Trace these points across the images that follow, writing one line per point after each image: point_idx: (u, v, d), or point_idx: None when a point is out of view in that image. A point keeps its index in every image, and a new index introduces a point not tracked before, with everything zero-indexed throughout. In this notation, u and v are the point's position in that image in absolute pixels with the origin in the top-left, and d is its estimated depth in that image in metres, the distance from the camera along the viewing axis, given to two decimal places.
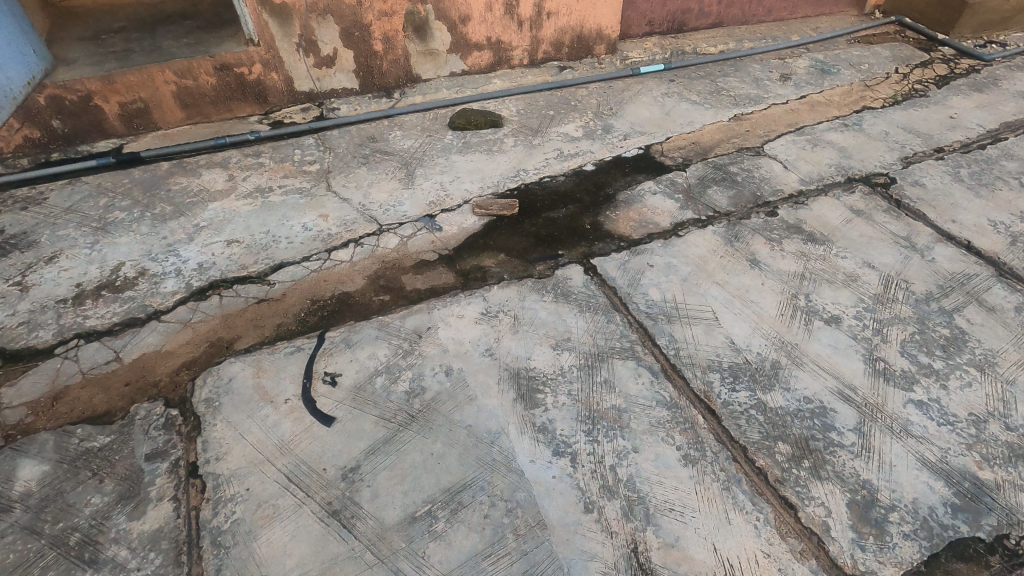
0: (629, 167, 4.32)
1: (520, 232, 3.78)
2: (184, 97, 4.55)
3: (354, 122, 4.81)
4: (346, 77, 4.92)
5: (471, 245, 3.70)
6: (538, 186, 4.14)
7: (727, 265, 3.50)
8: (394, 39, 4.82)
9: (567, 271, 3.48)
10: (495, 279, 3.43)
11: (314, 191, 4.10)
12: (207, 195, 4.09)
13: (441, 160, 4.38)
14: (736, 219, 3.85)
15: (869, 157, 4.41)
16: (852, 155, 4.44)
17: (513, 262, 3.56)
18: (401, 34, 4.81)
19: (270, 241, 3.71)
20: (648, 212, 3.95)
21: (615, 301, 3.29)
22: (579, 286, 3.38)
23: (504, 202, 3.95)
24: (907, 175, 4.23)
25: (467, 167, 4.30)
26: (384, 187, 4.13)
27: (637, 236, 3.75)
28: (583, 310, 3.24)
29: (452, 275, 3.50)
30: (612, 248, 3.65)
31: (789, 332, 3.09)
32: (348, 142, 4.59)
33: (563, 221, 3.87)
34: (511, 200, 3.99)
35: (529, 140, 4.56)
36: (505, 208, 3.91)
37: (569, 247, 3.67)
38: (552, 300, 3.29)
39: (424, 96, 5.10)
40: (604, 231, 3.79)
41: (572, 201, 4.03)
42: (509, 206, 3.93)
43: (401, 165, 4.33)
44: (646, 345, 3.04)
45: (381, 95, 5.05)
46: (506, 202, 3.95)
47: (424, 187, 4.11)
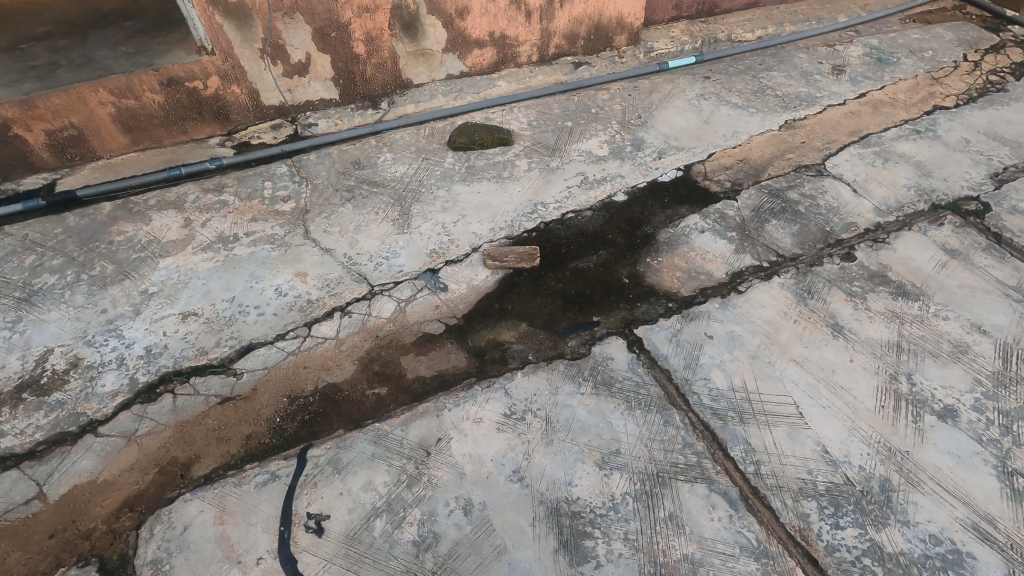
0: (668, 196, 3.60)
1: (544, 291, 3.09)
2: (126, 120, 3.74)
3: (335, 143, 4.03)
4: (324, 87, 4.12)
5: (484, 311, 3.01)
6: (562, 226, 3.43)
7: (804, 335, 2.83)
8: (379, 39, 4.01)
9: (606, 348, 2.81)
10: (518, 363, 2.76)
11: (289, 239, 3.37)
12: (157, 247, 3.34)
13: (442, 192, 3.63)
14: (806, 266, 3.17)
15: (953, 175, 3.70)
16: (932, 172, 3.73)
17: (538, 336, 2.88)
18: (387, 33, 4.00)
19: (236, 313, 3.00)
20: (697, 257, 3.26)
21: (671, 391, 2.63)
22: (624, 371, 2.71)
23: (523, 249, 3.24)
24: (1002, 199, 3.53)
25: (473, 201, 3.57)
26: (374, 231, 3.40)
27: (687, 293, 3.06)
28: (632, 406, 2.57)
29: (463, 356, 2.82)
30: (659, 312, 2.97)
31: (896, 434, 2.45)
32: (329, 169, 3.83)
33: (595, 274, 3.17)
34: (530, 247, 3.28)
35: (545, 162, 3.81)
36: (525, 257, 3.20)
37: (606, 312, 2.98)
38: (592, 392, 2.63)
39: (417, 105, 4.30)
40: (646, 287, 3.11)
41: (604, 244, 3.32)
42: (530, 253, 3.22)
43: (394, 199, 3.59)
44: (717, 460, 2.39)
45: (366, 106, 4.25)
46: (525, 248, 3.24)
47: (422, 231, 3.39)
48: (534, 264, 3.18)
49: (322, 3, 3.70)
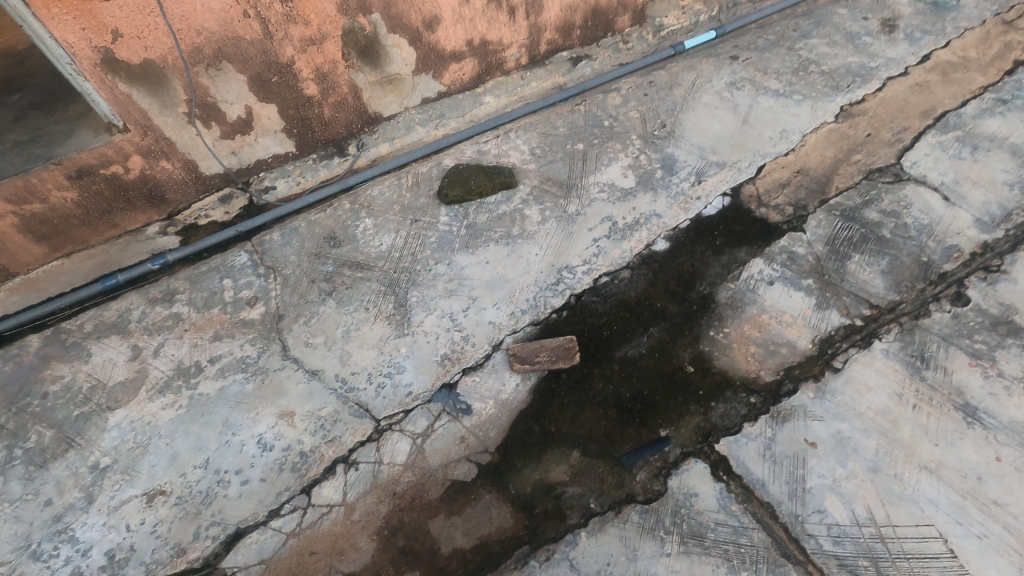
0: (719, 236, 2.91)
1: (592, 399, 2.46)
2: (36, 227, 2.97)
3: (301, 211, 3.28)
4: (275, 141, 3.33)
5: (523, 438, 2.40)
6: (597, 298, 2.77)
7: (930, 427, 2.24)
8: (333, 74, 3.19)
9: (685, 480, 2.22)
10: (577, 516, 2.18)
11: (265, 363, 2.72)
12: (104, 395, 2.70)
13: (442, 267, 2.95)
14: (909, 319, 2.54)
15: None
16: None
17: (596, 470, 2.28)
18: (342, 65, 3.17)
19: (214, 484, 2.40)
20: (771, 322, 2.62)
21: (779, 536, 2.07)
22: (713, 512, 2.14)
23: (555, 342, 2.58)
24: None
25: (481, 276, 2.88)
26: (367, 337, 2.75)
27: (770, 379, 2.45)
28: (736, 567, 2.02)
29: (508, 511, 2.24)
30: (741, 414, 2.36)
31: None
32: (299, 251, 3.12)
33: (651, 365, 2.54)
34: (563, 335, 2.64)
35: (560, 207, 3.09)
36: (559, 353, 2.56)
37: (674, 421, 2.38)
38: (680, 551, 2.07)
39: (392, 144, 3.54)
40: (717, 376, 2.48)
41: (654, 319, 2.68)
42: (565, 347, 2.57)
43: (385, 286, 2.92)
44: None
45: (330, 155, 3.49)
46: (558, 341, 2.59)
47: (427, 328, 2.74)
48: (573, 361, 2.54)
49: (253, 44, 2.88)
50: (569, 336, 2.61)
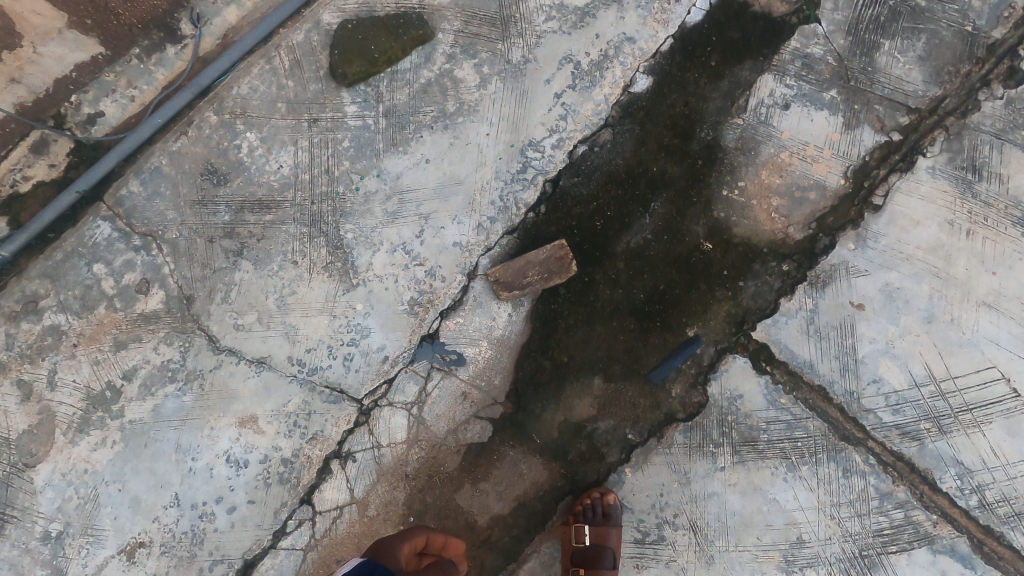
0: (714, 52, 2.18)
1: (602, 312, 2.05)
2: None
3: (153, 140, 2.33)
4: (67, 46, 2.19)
5: (534, 379, 2.04)
6: (577, 179, 2.17)
7: (987, 254, 1.96)
8: None
9: (727, 382, 1.95)
10: (617, 454, 1.95)
11: (196, 364, 2.17)
12: (12, 452, 2.15)
13: (372, 183, 2.24)
14: (956, 120, 2.07)
15: None
16: None
17: (626, 395, 1.98)
18: None
19: (198, 520, 2.09)
20: (794, 161, 2.11)
21: (836, 419, 1.89)
22: (762, 411, 1.92)
23: (542, 255, 2.05)
24: None
25: (426, 184, 2.22)
26: (309, 302, 2.18)
27: (802, 237, 2.05)
28: (796, 464, 1.87)
29: (539, 464, 1.99)
30: (775, 289, 2.01)
31: None
32: (175, 201, 2.30)
33: (661, 252, 2.09)
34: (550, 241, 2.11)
35: (501, 55, 2.24)
36: (551, 268, 2.05)
37: (701, 316, 2.02)
38: (734, 462, 1.89)
39: (241, 5, 2.36)
40: (740, 248, 2.06)
41: (653, 190, 2.14)
42: (556, 259, 2.05)
43: (308, 226, 2.24)
44: (928, 505, 1.82)
45: (159, 44, 2.34)
46: (545, 253, 2.05)
47: (379, 271, 2.17)
48: (569, 272, 2.05)
49: None
50: (557, 243, 2.06)
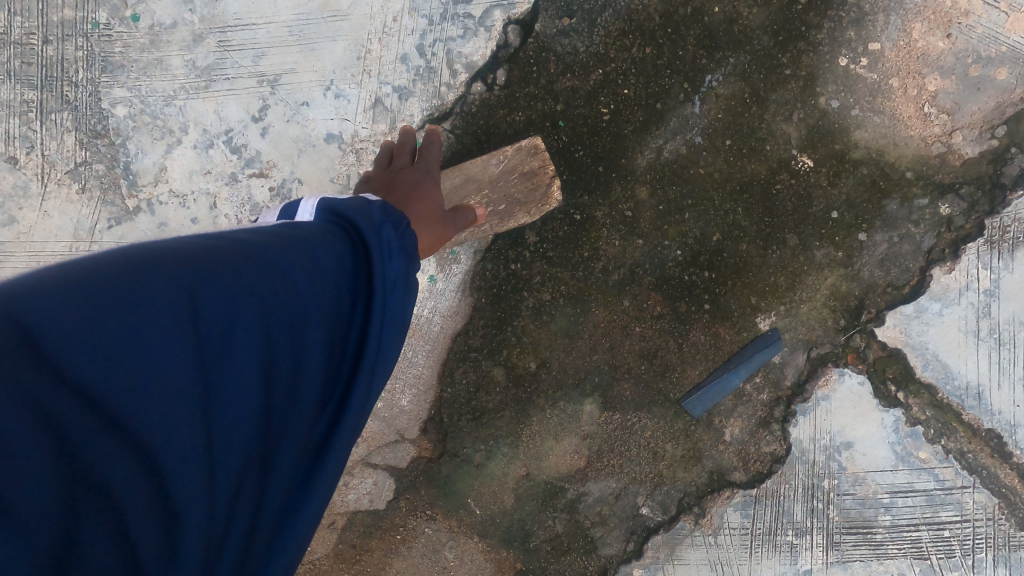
0: None
1: (604, 281, 1.10)
2: None
3: None
4: None
5: (473, 400, 1.10)
6: (569, 21, 1.12)
7: None
8: None
9: (826, 421, 1.07)
10: (619, 541, 1.08)
11: None
12: None
13: (163, 5, 1.12)
14: None
15: None
16: None
17: (640, 438, 1.08)
18: None
19: None
20: (976, 7, 1.11)
21: (1014, 493, 1.05)
22: (885, 476, 1.06)
23: (498, 166, 1.07)
24: None
25: (272, 14, 1.12)
26: (42, 242, 1.12)
27: (978, 155, 1.10)
28: (936, 567, 1.06)
29: (479, 554, 1.11)
30: (924, 249, 1.09)
31: None
32: None
33: (718, 172, 1.12)
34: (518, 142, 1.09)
35: None
36: (512, 190, 1.07)
37: (786, 296, 1.09)
38: (828, 562, 1.06)
39: None
40: (863, 171, 1.11)
41: (711, 52, 1.12)
42: (523, 172, 1.07)
43: (34, 89, 1.13)
44: None
45: None
46: (500, 162, 1.07)
47: (181, 185, 1.12)
48: (547, 200, 1.07)
49: None
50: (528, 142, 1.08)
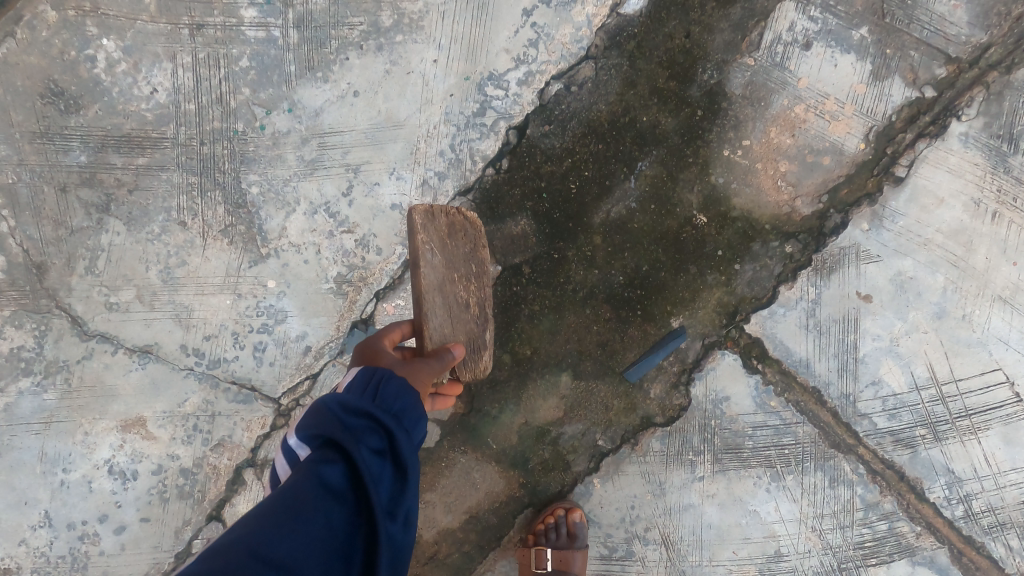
0: None
1: (573, 297, 1.71)
2: None
3: None
4: None
5: (490, 376, 1.71)
6: (549, 128, 1.73)
7: (1010, 241, 1.70)
8: None
9: (713, 383, 1.69)
10: (585, 462, 1.69)
11: (58, 353, 1.70)
12: None
13: (282, 119, 1.71)
14: (999, 75, 1.73)
15: None
16: None
17: (598, 397, 1.70)
18: None
19: (79, 542, 1.69)
20: (809, 117, 1.74)
21: (828, 425, 1.69)
22: (749, 416, 1.69)
23: (435, 257, 1.36)
24: None
25: (355, 124, 1.71)
26: (203, 276, 1.71)
27: (810, 213, 1.73)
28: (780, 473, 1.68)
29: (495, 472, 1.71)
30: (775, 274, 1.71)
31: None
32: (7, 134, 1.70)
33: (646, 225, 1.73)
34: (431, 229, 1.36)
35: None
36: (452, 251, 1.37)
37: (689, 305, 1.71)
38: (714, 471, 1.68)
39: None
40: (738, 224, 1.73)
41: (641, 147, 1.73)
42: (450, 237, 1.38)
43: (197, 175, 1.71)
44: (914, 516, 1.67)
45: None
46: (431, 251, 1.36)
47: (297, 238, 1.71)
48: (482, 234, 1.40)
49: None
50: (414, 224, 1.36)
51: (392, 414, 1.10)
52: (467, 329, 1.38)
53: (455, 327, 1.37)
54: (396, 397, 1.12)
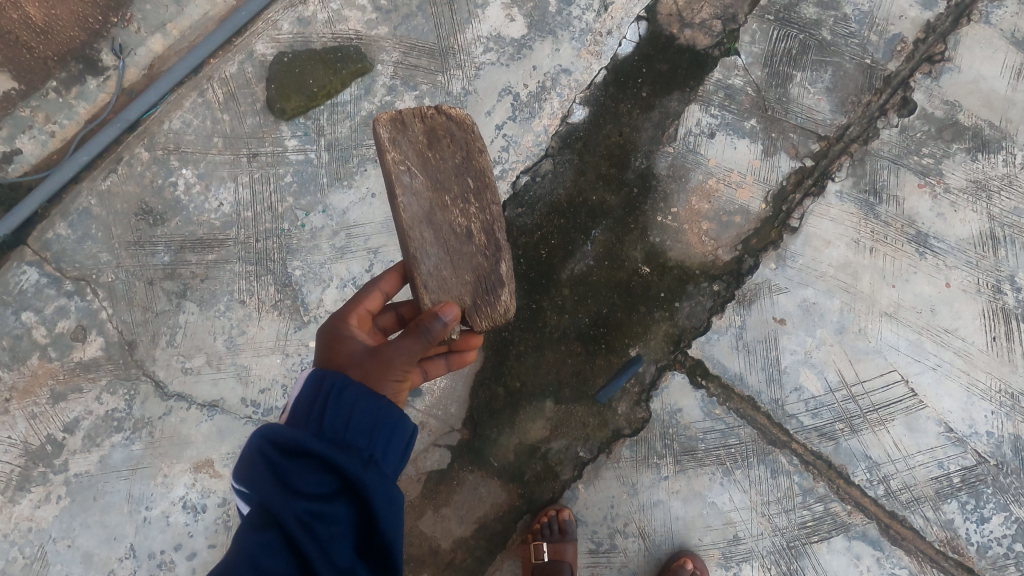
0: (645, 83, 2.31)
1: (550, 338, 2.16)
2: None
3: (79, 178, 2.26)
4: None
5: (488, 406, 2.12)
6: (521, 210, 2.25)
7: (887, 270, 2.18)
8: None
9: (668, 398, 2.11)
10: (570, 471, 2.09)
11: (143, 412, 2.13)
12: None
13: (317, 218, 2.24)
14: (858, 146, 2.28)
15: None
16: None
17: (576, 416, 2.11)
18: None
19: (157, 569, 2.07)
20: (720, 187, 2.27)
21: (764, 427, 2.09)
22: (700, 423, 2.09)
23: (415, 177, 1.44)
24: None
25: (373, 218, 2.24)
26: (260, 341, 2.17)
27: (729, 258, 2.21)
28: (729, 468, 2.07)
29: (498, 486, 2.10)
30: (708, 308, 2.18)
31: (1016, 370, 2.10)
32: (108, 244, 2.23)
33: (603, 277, 2.20)
34: (408, 150, 1.44)
35: (441, 88, 2.30)
36: (434, 163, 1.45)
37: (642, 337, 2.16)
38: (676, 471, 2.07)
39: (167, 34, 2.32)
40: (675, 271, 2.21)
41: (594, 218, 2.24)
42: (428, 147, 1.45)
43: (253, 264, 2.22)
44: (843, 496, 2.05)
45: (78, 76, 2.29)
46: (411, 171, 1.44)
47: (331, 307, 2.20)
48: (466, 139, 1.47)
49: None
50: (383, 143, 1.43)
51: (339, 438, 1.21)
52: (470, 252, 1.46)
53: (460, 250, 1.45)
54: (344, 417, 1.23)
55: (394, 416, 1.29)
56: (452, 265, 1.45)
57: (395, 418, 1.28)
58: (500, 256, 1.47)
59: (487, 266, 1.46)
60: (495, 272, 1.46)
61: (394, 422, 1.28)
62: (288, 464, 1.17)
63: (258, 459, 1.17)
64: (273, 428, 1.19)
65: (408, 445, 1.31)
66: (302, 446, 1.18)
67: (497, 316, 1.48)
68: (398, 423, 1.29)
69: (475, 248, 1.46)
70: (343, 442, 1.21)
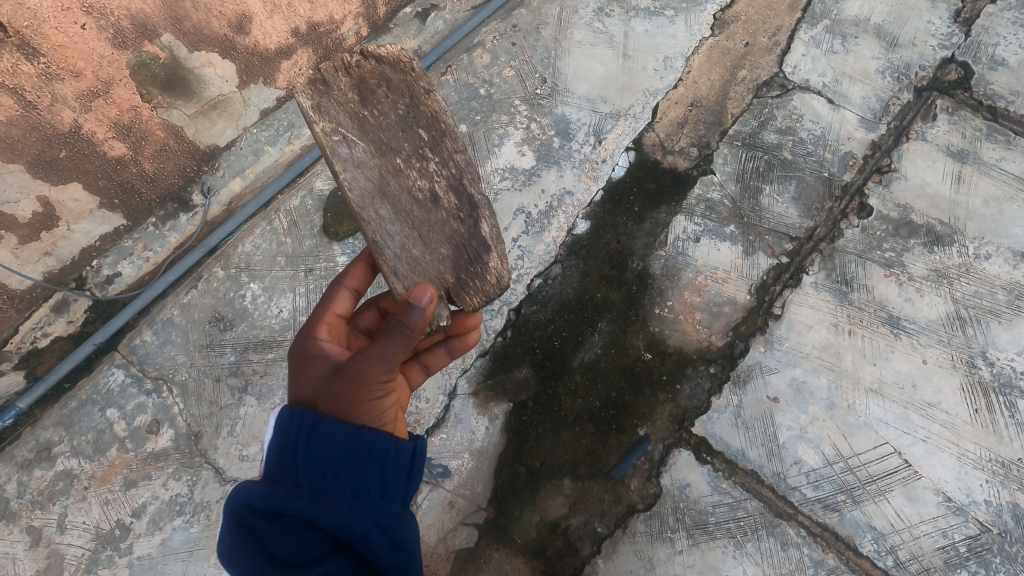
0: (636, 200, 2.74)
1: (565, 420, 2.40)
2: None
3: (165, 294, 2.71)
4: (95, 222, 2.62)
5: (512, 484, 2.33)
6: (536, 306, 2.58)
7: (867, 350, 2.42)
8: (129, 118, 2.51)
9: (676, 473, 2.30)
10: (590, 546, 2.25)
11: (203, 496, 2.41)
12: None
13: None
14: (827, 244, 2.62)
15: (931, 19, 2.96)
16: (906, 26, 2.95)
17: (593, 493, 2.30)
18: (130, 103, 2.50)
19: None
20: (709, 283, 2.60)
21: (770, 500, 2.25)
22: (709, 497, 2.26)
23: (355, 144, 1.61)
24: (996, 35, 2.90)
25: None
26: None
27: (722, 343, 2.49)
28: (740, 541, 2.21)
29: (522, 562, 2.26)
30: (707, 389, 2.42)
31: (1001, 440, 2.27)
32: (185, 347, 2.62)
33: (610, 363, 2.48)
34: (346, 115, 1.61)
35: None
36: (371, 122, 1.63)
37: (649, 418, 2.39)
38: (690, 544, 2.22)
39: (245, 177, 2.86)
40: (675, 357, 2.48)
41: (599, 312, 2.57)
42: (360, 105, 1.62)
43: None
44: (854, 568, 2.16)
45: (173, 213, 2.80)
46: (348, 136, 1.61)
47: None
48: (396, 87, 1.64)
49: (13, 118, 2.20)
50: (307, 110, 1.57)
51: (319, 491, 1.38)
52: (438, 219, 1.66)
53: (427, 213, 1.66)
54: (321, 468, 1.40)
55: (376, 452, 1.46)
56: (422, 228, 1.65)
57: (376, 452, 1.46)
58: (477, 214, 1.69)
59: (464, 228, 1.68)
60: (473, 236, 1.68)
61: (379, 453, 1.46)
62: (278, 525, 1.35)
63: (252, 528, 1.35)
64: (255, 498, 1.36)
65: (403, 467, 1.50)
66: (285, 510, 1.35)
67: (488, 287, 1.69)
68: (385, 449, 1.47)
69: (444, 209, 1.67)
70: (324, 492, 1.38)
